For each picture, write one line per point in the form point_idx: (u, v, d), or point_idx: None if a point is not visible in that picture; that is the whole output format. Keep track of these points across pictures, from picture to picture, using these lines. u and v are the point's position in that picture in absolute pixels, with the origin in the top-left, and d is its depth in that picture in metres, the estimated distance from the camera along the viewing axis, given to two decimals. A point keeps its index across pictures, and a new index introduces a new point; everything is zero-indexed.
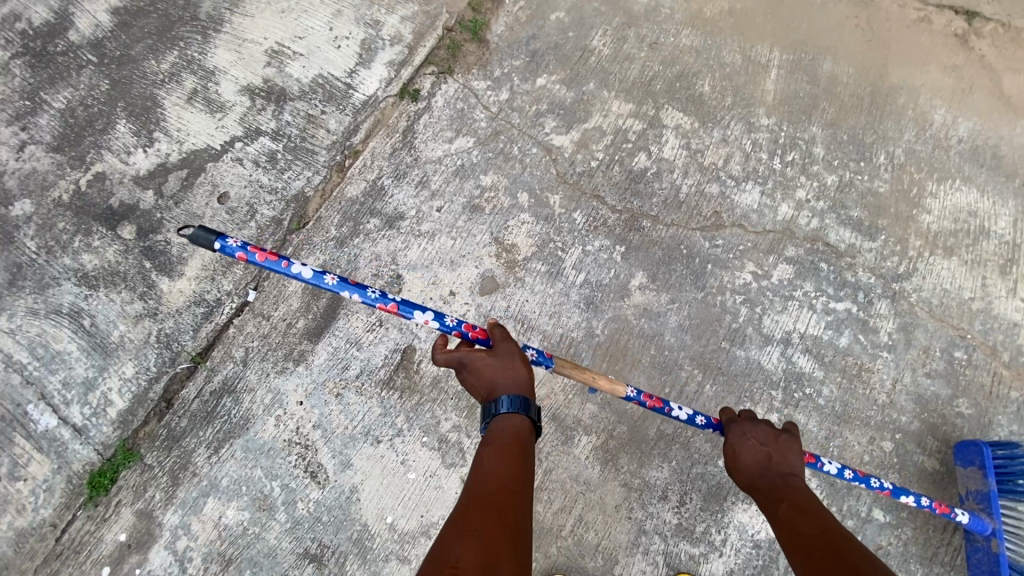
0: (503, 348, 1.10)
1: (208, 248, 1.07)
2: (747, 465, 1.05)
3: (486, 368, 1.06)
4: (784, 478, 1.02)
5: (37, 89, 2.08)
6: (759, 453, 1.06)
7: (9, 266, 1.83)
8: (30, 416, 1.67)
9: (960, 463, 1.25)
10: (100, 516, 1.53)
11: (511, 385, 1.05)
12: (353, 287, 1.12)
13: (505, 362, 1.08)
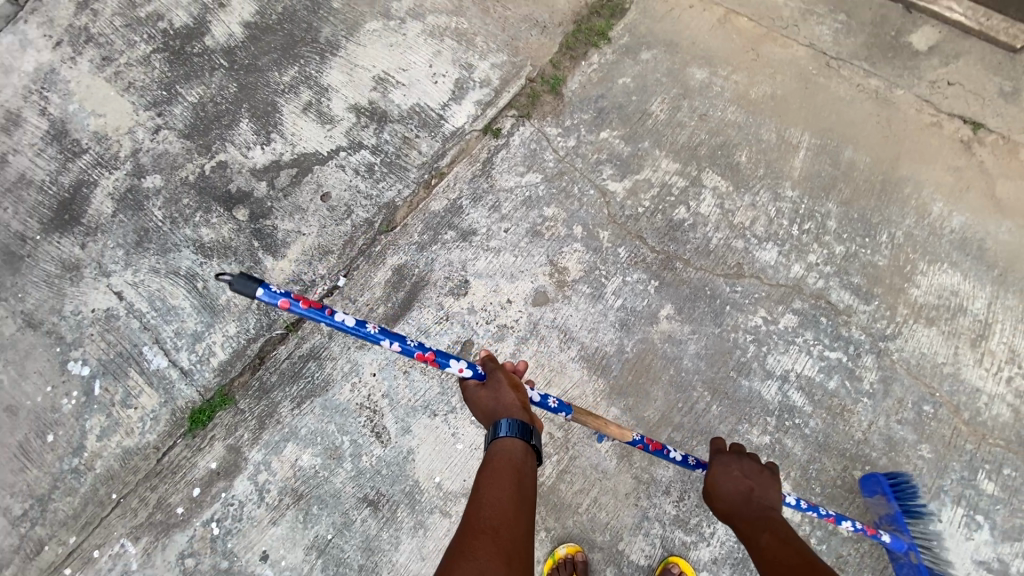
0: (491, 378, 1.35)
1: (257, 295, 1.24)
2: (728, 496, 1.24)
3: (483, 399, 1.32)
4: (763, 508, 1.20)
5: (174, 83, 2.46)
6: (740, 485, 1.25)
7: (138, 229, 2.22)
8: (145, 356, 2.02)
9: (868, 492, 1.51)
10: (197, 446, 1.86)
11: (501, 410, 1.28)
12: (392, 336, 1.35)
13: (493, 389, 1.32)
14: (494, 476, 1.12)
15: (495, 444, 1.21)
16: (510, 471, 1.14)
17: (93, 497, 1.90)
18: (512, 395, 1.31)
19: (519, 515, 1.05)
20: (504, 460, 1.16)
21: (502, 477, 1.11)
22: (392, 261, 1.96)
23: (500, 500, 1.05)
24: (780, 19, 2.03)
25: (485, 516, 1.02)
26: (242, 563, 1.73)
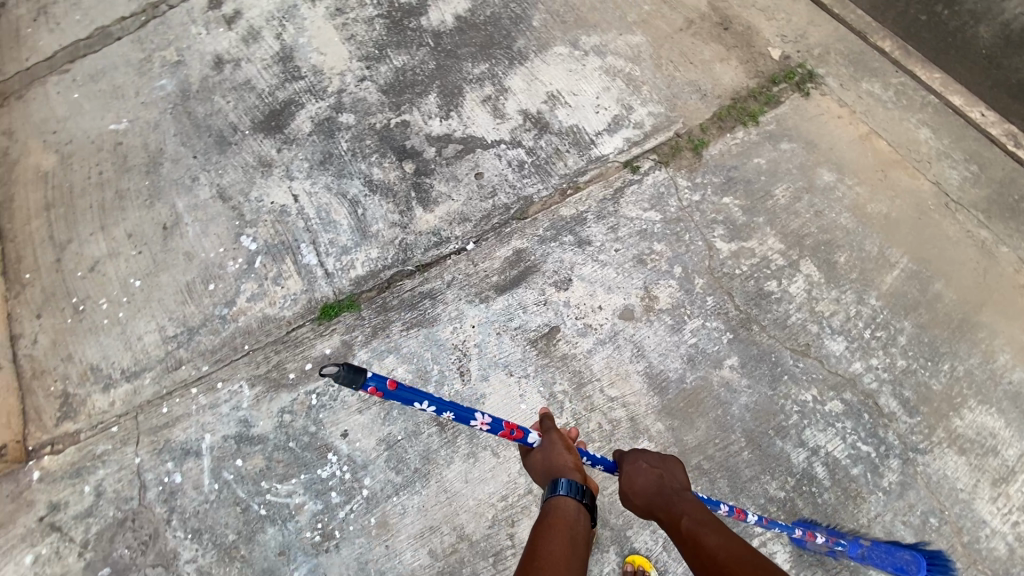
0: (544, 441, 1.57)
1: (360, 381, 1.17)
2: (637, 492, 1.43)
3: (539, 459, 1.54)
4: (675, 491, 1.39)
5: (386, 46, 2.96)
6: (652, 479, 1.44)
7: (325, 153, 2.74)
8: (302, 251, 2.51)
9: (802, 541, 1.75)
10: (321, 332, 2.34)
11: (556, 469, 1.50)
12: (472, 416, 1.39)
13: (545, 450, 1.55)
14: (547, 530, 1.34)
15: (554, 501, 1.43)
16: (565, 527, 1.35)
17: (230, 342, 2.39)
18: (564, 453, 1.54)
19: (570, 563, 1.24)
20: (561, 516, 1.38)
21: (555, 530, 1.33)
22: (515, 242, 2.33)
23: (549, 549, 1.27)
24: (916, 154, 2.28)
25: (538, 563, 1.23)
26: (326, 432, 2.15)
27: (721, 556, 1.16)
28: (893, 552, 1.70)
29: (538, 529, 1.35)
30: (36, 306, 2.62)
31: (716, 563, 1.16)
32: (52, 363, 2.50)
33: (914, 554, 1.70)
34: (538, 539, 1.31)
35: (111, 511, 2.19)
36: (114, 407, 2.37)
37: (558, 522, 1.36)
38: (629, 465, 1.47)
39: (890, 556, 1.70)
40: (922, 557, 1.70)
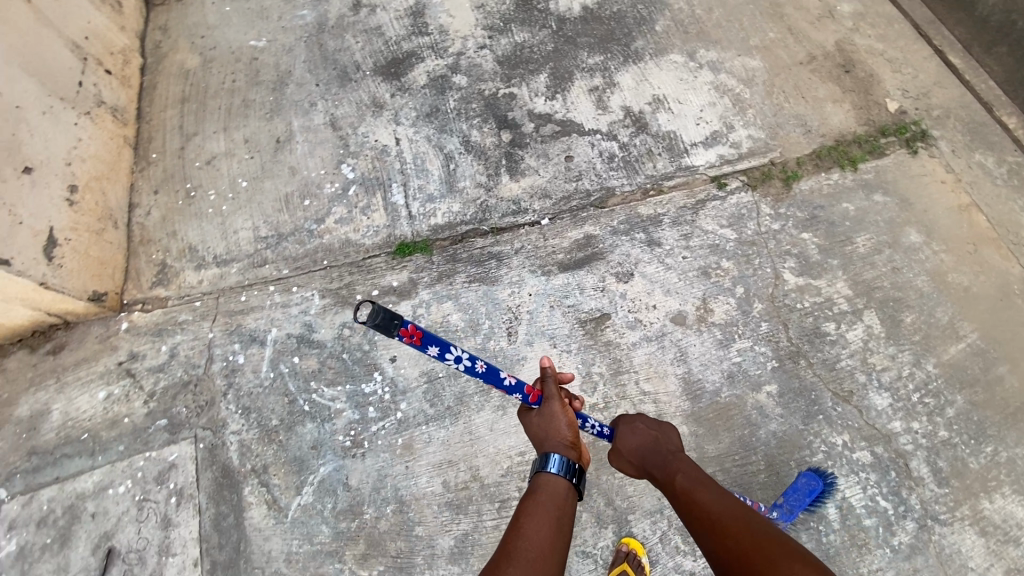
0: (546, 408, 1.64)
1: (393, 334, 1.17)
2: (632, 449, 1.63)
3: (537, 428, 1.64)
4: (669, 452, 1.58)
5: (511, 20, 3.09)
6: (646, 439, 1.63)
7: (432, 106, 2.92)
8: (392, 190, 2.72)
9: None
10: (392, 265, 2.54)
11: (551, 441, 1.58)
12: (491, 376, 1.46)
13: (545, 423, 1.62)
14: (536, 509, 1.43)
15: (545, 480, 1.52)
16: (554, 506, 1.45)
17: (311, 255, 2.62)
18: (562, 425, 1.61)
19: (555, 544, 1.34)
20: (550, 494, 1.48)
21: (544, 511, 1.42)
22: (588, 227, 2.43)
23: (535, 527, 1.37)
24: (1015, 236, 2.22)
25: (525, 544, 1.32)
26: (377, 353, 2.36)
27: (716, 511, 1.36)
28: (797, 489, 1.85)
29: (526, 506, 1.45)
30: (156, 183, 2.94)
31: (712, 517, 1.36)
32: (158, 235, 2.81)
33: (803, 475, 1.87)
34: (527, 512, 1.42)
35: (178, 373, 2.47)
36: (200, 286, 2.65)
37: (548, 500, 1.46)
38: (624, 428, 1.66)
39: (799, 493, 1.85)
40: (811, 474, 1.88)
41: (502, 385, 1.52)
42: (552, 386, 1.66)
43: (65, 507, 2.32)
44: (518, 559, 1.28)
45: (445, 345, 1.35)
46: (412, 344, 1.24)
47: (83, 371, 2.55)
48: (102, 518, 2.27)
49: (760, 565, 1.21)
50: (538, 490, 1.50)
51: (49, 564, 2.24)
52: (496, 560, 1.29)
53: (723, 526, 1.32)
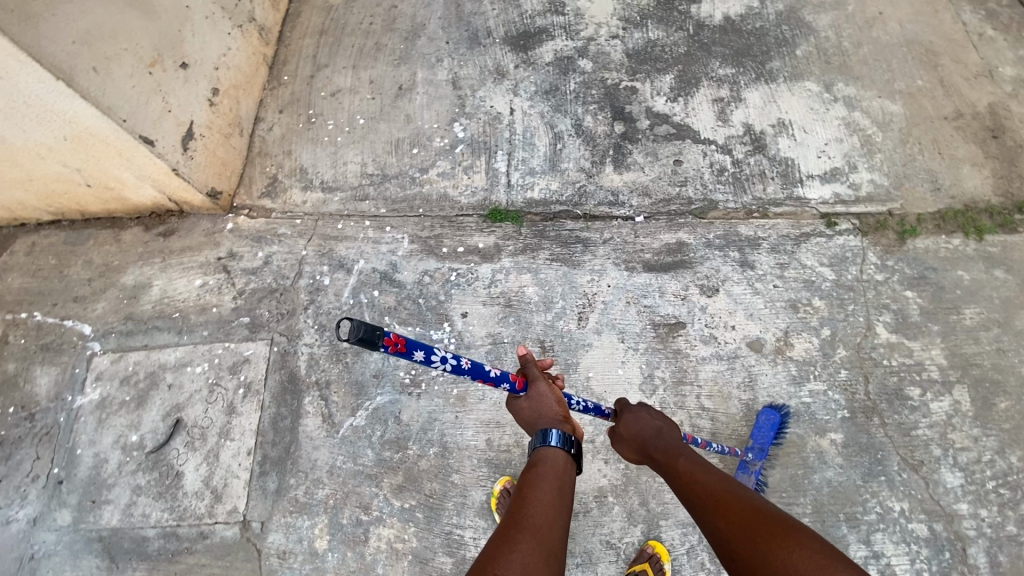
0: (533, 391, 1.68)
1: (373, 348, 1.17)
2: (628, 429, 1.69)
3: (528, 410, 1.69)
4: (671, 441, 1.62)
5: (649, 16, 3.06)
6: (646, 424, 1.68)
7: (552, 83, 2.94)
8: (496, 156, 2.78)
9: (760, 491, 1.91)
10: (482, 228, 2.61)
11: (544, 418, 1.64)
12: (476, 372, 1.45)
13: (535, 405, 1.67)
14: (536, 483, 1.48)
15: (543, 456, 1.58)
16: (554, 478, 1.50)
17: (409, 201, 2.74)
18: (551, 402, 1.68)
19: (558, 513, 1.39)
20: (549, 468, 1.53)
21: (545, 484, 1.47)
22: (682, 234, 2.42)
23: (538, 495, 1.43)
24: None
25: (529, 513, 1.37)
26: (449, 305, 2.46)
27: (716, 492, 1.40)
28: (760, 427, 1.98)
29: (527, 479, 1.50)
30: (282, 103, 3.14)
31: (711, 498, 1.39)
32: (274, 150, 3.00)
33: (765, 414, 1.99)
34: (530, 484, 1.47)
35: (268, 279, 2.65)
36: (303, 206, 2.82)
37: (548, 473, 1.52)
38: (628, 414, 1.72)
39: (762, 430, 1.97)
40: (772, 411, 2.00)
41: (488, 376, 1.52)
42: (534, 370, 1.71)
43: (147, 372, 2.55)
44: (526, 526, 1.33)
45: (429, 348, 1.35)
46: (396, 353, 1.25)
47: (186, 258, 2.78)
48: (176, 390, 2.48)
49: (757, 537, 1.23)
50: (539, 465, 1.55)
51: (124, 418, 2.47)
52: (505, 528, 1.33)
53: (721, 505, 1.35)
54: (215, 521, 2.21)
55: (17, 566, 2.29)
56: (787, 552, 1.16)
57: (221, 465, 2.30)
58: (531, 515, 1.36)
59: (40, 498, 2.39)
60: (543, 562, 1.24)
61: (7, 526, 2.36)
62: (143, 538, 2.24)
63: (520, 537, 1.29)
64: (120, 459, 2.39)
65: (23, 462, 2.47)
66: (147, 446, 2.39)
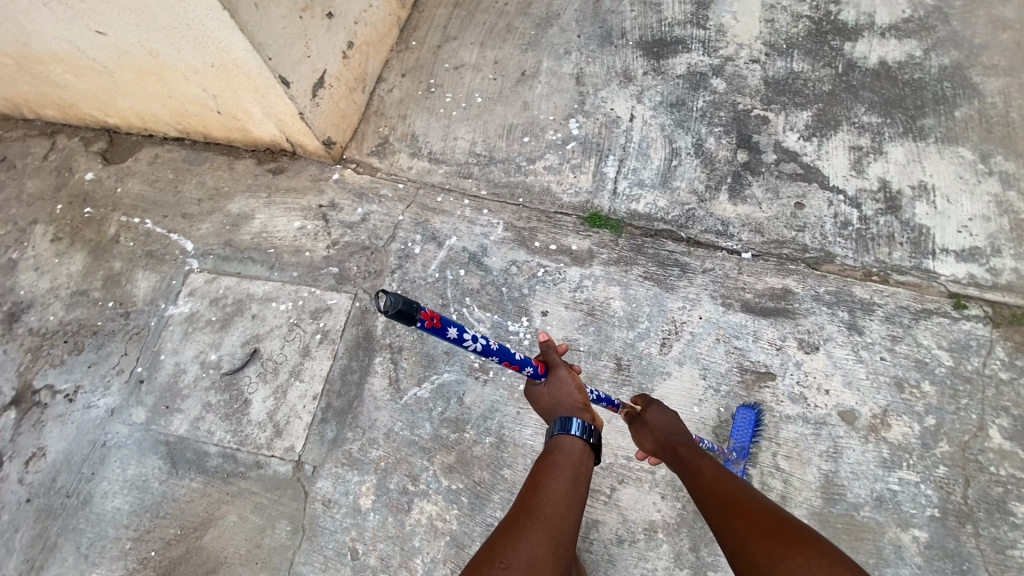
0: (554, 376, 1.74)
1: (408, 323, 1.23)
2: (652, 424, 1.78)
3: (547, 395, 1.73)
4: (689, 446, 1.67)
5: (796, 46, 2.89)
6: (669, 428, 1.74)
7: (679, 97, 2.83)
8: (607, 161, 2.71)
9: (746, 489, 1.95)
10: (579, 230, 2.56)
11: (564, 405, 1.68)
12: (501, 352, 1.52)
13: (555, 391, 1.72)
14: (552, 471, 1.51)
15: (561, 443, 1.59)
16: (570, 468, 1.53)
17: (511, 188, 2.72)
18: (572, 389, 1.71)
19: (571, 507, 1.43)
20: (566, 456, 1.56)
21: (561, 476, 1.50)
22: (789, 281, 2.29)
23: (552, 484, 1.47)
24: None
25: (541, 505, 1.40)
26: (531, 300, 2.43)
27: (730, 497, 1.43)
28: (739, 426, 2.02)
29: (543, 465, 1.53)
30: (405, 67, 3.18)
31: (726, 501, 1.43)
32: (390, 112, 3.05)
33: (743, 413, 2.03)
34: (544, 471, 1.51)
35: (362, 236, 2.72)
36: (408, 172, 2.86)
37: (566, 461, 1.54)
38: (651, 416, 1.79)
39: (741, 429, 2.01)
40: (750, 412, 2.04)
41: (512, 359, 1.59)
42: (554, 356, 1.76)
43: (235, 299, 2.67)
44: (537, 515, 1.38)
45: (461, 328, 1.41)
46: (432, 329, 1.31)
47: (289, 198, 2.88)
48: (259, 322, 2.59)
49: (769, 536, 1.26)
50: (556, 452, 1.57)
51: (207, 337, 2.60)
52: (517, 515, 1.39)
53: (736, 507, 1.39)
54: (272, 453, 2.31)
55: (90, 448, 2.47)
56: (799, 553, 1.18)
57: (287, 403, 2.39)
58: (543, 505, 1.41)
59: (121, 392, 2.56)
60: (550, 553, 1.30)
61: (88, 410, 2.55)
62: (204, 453, 2.36)
63: (529, 527, 1.34)
64: (197, 374, 2.53)
65: (112, 355, 2.66)
66: (224, 367, 2.52)
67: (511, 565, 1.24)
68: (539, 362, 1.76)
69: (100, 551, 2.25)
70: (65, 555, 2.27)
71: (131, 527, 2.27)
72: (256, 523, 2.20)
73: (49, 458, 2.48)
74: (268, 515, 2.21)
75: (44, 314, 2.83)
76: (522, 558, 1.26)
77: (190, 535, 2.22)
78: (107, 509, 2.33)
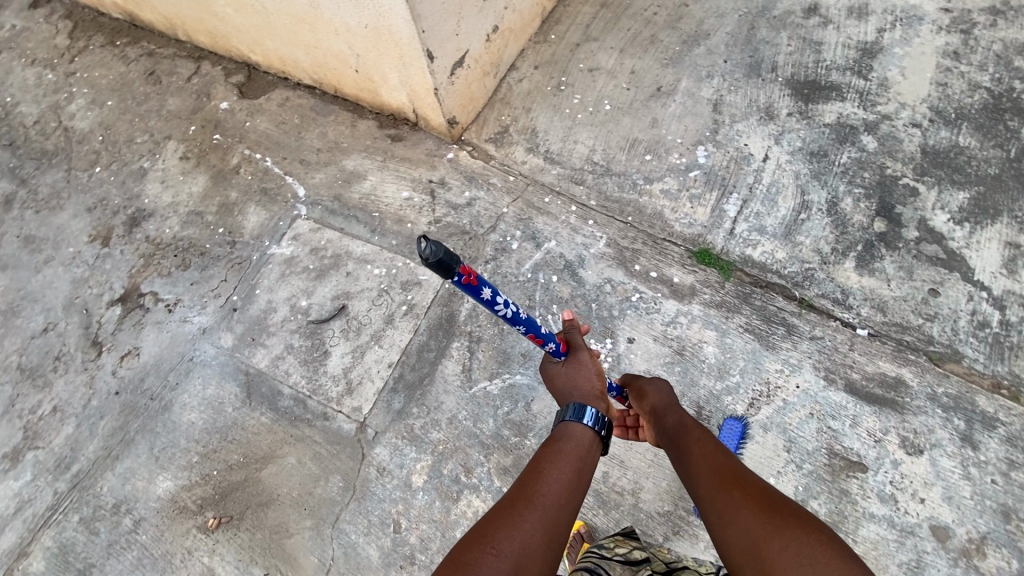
0: (574, 359, 1.81)
1: (447, 279, 1.23)
2: (654, 403, 1.82)
3: (563, 377, 1.78)
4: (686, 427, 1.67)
5: (966, 118, 2.63)
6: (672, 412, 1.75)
7: (822, 148, 2.65)
8: (729, 198, 2.59)
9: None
10: (684, 263, 2.46)
11: (580, 390, 1.72)
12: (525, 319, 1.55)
13: (573, 375, 1.77)
14: (556, 460, 1.46)
15: (569, 428, 1.58)
16: (576, 459, 1.49)
17: (623, 204, 2.65)
18: (590, 376, 1.77)
19: (571, 498, 1.38)
20: (573, 441, 1.55)
21: (565, 466, 1.45)
22: (904, 371, 2.14)
23: (553, 475, 1.42)
24: None
25: (541, 494, 1.35)
26: (620, 324, 2.36)
27: (721, 475, 1.42)
28: (725, 436, 2.08)
29: (547, 452, 1.51)
30: (540, 59, 3.14)
31: (719, 478, 1.41)
32: (516, 102, 3.03)
33: (728, 422, 2.10)
34: (546, 459, 1.47)
35: (465, 220, 2.74)
36: (521, 166, 2.84)
37: (570, 449, 1.52)
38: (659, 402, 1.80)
39: (727, 439, 2.07)
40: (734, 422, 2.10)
41: (535, 330, 1.64)
42: (577, 337, 1.85)
43: (334, 252, 2.77)
44: (536, 504, 1.33)
45: (493, 291, 1.43)
46: (467, 286, 1.31)
47: (403, 167, 2.94)
48: (352, 280, 2.67)
49: (757, 513, 1.25)
50: (563, 436, 1.56)
51: (302, 282, 2.71)
52: (514, 501, 1.34)
53: (724, 483, 1.38)
54: (340, 410, 2.38)
55: (178, 360, 2.63)
56: (786, 532, 1.17)
57: (363, 365, 2.46)
58: (543, 494, 1.35)
59: (214, 315, 2.71)
60: (544, 544, 1.25)
61: (183, 324, 2.72)
62: (278, 392, 2.47)
63: (528, 515, 1.29)
64: (286, 316, 2.64)
65: (213, 278, 2.82)
66: (312, 316, 2.62)
67: (503, 549, 1.20)
68: (562, 344, 1.84)
69: (170, 457, 2.41)
70: (138, 452, 2.44)
71: (200, 443, 2.41)
72: (312, 471, 2.29)
73: (142, 359, 2.67)
74: (325, 466, 2.29)
75: (161, 225, 3.04)
76: (514, 545, 1.21)
77: (251, 465, 2.34)
78: (182, 420, 2.48)
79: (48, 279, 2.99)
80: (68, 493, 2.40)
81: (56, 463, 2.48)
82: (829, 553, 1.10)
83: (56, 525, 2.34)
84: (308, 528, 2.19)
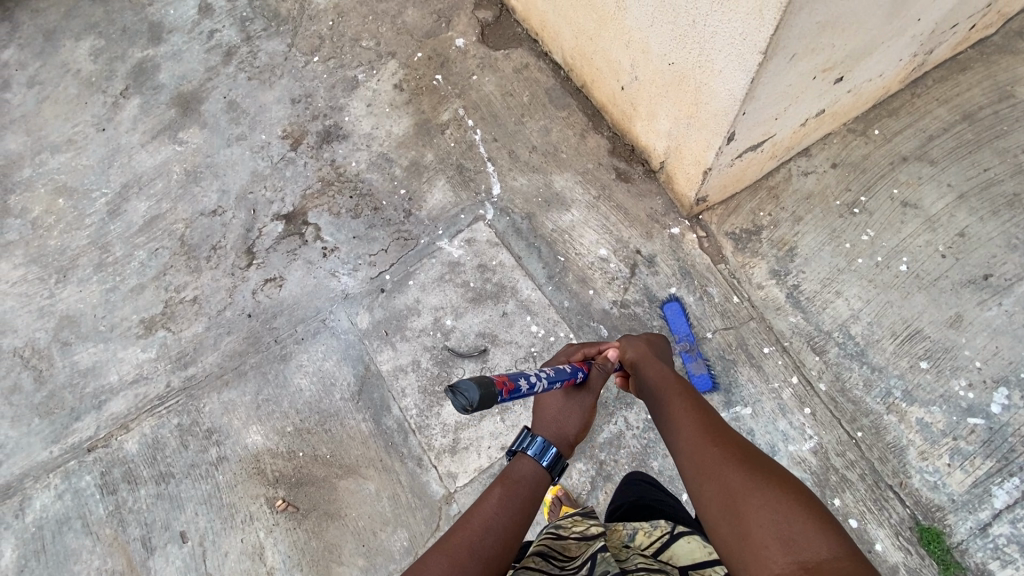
0: (576, 395, 1.51)
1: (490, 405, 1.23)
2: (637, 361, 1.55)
3: (548, 402, 1.51)
4: (662, 380, 1.48)
5: None
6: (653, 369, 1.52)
7: None
8: (1004, 480, 1.91)
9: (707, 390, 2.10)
10: (897, 534, 1.89)
11: (562, 431, 1.44)
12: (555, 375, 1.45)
13: (559, 410, 1.48)
14: (500, 499, 1.26)
15: (518, 462, 1.35)
16: (520, 491, 1.29)
17: (858, 411, 2.03)
18: (578, 413, 1.48)
19: (515, 529, 1.21)
20: (518, 476, 1.33)
21: (509, 501, 1.26)
22: None
23: (496, 514, 1.23)
24: None
25: (481, 541, 1.17)
26: None
27: (700, 427, 1.31)
28: (675, 318, 2.23)
29: (491, 488, 1.31)
30: (845, 155, 2.36)
31: (697, 430, 1.30)
32: (788, 201, 2.33)
33: (672, 306, 2.24)
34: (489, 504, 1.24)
35: (654, 320, 2.26)
36: (754, 288, 2.25)
37: (516, 483, 1.31)
38: (640, 363, 1.54)
39: (677, 322, 2.22)
40: (678, 308, 2.23)
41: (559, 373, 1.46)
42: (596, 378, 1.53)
43: (500, 281, 2.44)
44: (475, 549, 1.14)
45: (522, 373, 1.37)
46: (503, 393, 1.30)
47: (614, 218, 2.46)
48: (506, 325, 2.36)
49: (735, 466, 1.17)
50: (508, 472, 1.34)
51: (456, 299, 2.43)
52: (452, 552, 1.14)
53: (703, 436, 1.27)
54: (435, 465, 2.20)
55: (312, 315, 2.52)
56: (763, 487, 1.10)
57: (476, 431, 2.23)
58: (485, 537, 1.17)
59: (362, 285, 2.53)
60: None
61: (330, 277, 2.58)
62: (387, 408, 2.30)
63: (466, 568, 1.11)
64: (426, 327, 2.41)
65: (375, 243, 2.61)
66: (450, 342, 2.36)
67: None
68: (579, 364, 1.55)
69: (269, 413, 2.37)
70: (245, 389, 2.42)
71: (299, 415, 2.34)
72: (385, 512, 2.16)
73: (281, 293, 2.58)
74: (398, 515, 2.15)
75: (350, 154, 2.82)
76: None
77: (334, 468, 2.24)
78: (293, 381, 2.41)
79: (233, 158, 2.93)
80: (176, 393, 2.47)
81: (178, 355, 2.54)
82: (808, 510, 1.04)
83: (158, 417, 2.44)
84: (358, 568, 2.11)
